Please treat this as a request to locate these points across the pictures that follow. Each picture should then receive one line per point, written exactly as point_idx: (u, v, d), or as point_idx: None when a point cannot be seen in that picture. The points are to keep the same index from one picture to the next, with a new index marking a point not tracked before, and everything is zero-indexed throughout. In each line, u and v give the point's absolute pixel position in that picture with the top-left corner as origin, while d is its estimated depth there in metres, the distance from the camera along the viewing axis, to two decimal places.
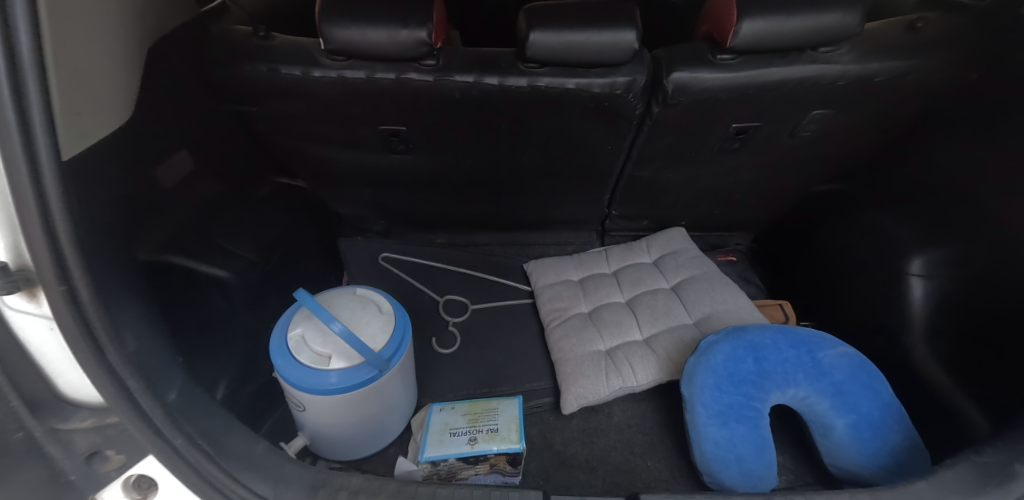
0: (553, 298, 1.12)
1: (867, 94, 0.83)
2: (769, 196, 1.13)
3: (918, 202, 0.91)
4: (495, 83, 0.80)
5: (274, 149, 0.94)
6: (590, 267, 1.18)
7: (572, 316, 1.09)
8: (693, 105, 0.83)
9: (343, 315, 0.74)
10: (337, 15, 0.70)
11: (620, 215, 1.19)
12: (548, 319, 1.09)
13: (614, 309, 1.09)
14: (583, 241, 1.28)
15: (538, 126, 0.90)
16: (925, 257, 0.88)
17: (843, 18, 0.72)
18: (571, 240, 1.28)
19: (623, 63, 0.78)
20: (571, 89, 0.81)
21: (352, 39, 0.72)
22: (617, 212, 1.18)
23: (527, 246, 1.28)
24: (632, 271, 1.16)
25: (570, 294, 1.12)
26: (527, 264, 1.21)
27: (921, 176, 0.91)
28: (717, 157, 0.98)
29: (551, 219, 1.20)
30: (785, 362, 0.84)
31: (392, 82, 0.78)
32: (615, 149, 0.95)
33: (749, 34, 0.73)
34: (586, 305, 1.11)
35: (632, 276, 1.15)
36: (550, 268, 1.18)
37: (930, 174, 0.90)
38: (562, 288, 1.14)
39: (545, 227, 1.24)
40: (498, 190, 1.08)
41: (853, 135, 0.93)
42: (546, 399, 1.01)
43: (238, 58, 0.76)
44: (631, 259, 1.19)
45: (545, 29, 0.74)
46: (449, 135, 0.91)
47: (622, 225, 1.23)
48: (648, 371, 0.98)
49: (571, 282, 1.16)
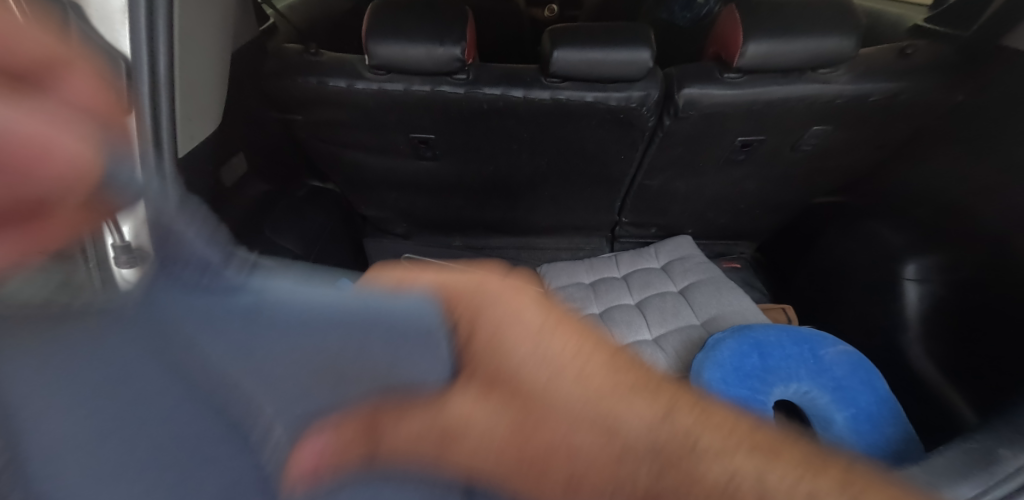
0: (567, 299, 1.18)
1: (865, 112, 0.89)
2: (772, 207, 1.19)
3: (913, 213, 0.98)
4: (520, 96, 0.87)
5: (311, 155, 1.02)
6: (601, 270, 1.25)
7: (585, 316, 1.15)
8: (702, 118, 0.90)
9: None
10: (380, 34, 0.78)
11: (630, 222, 1.26)
12: None
13: (626, 311, 1.15)
14: (594, 247, 1.35)
15: (558, 137, 0.97)
16: (920, 262, 0.93)
17: (841, 42, 0.80)
18: (583, 245, 1.35)
19: (637, 79, 0.85)
20: (589, 102, 0.88)
21: (394, 55, 0.80)
22: (627, 219, 1.24)
23: (539, 250, 1.35)
24: (641, 275, 1.22)
25: (582, 295, 1.19)
26: (540, 267, 1.28)
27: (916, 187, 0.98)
28: (723, 168, 1.05)
29: (564, 225, 1.27)
30: (788, 357, 0.90)
31: (426, 94, 0.86)
32: (628, 158, 1.02)
33: (754, 55, 0.82)
34: (598, 306, 1.17)
35: (641, 279, 1.21)
36: (563, 271, 1.24)
37: (925, 184, 0.96)
38: (575, 290, 1.20)
39: (558, 232, 1.31)
40: (515, 196, 1.16)
41: (852, 151, 1.00)
42: None
43: (288, 71, 0.83)
44: (640, 264, 1.25)
45: (568, 49, 0.82)
46: (474, 142, 0.98)
47: (632, 231, 1.30)
48: (658, 367, 1.03)
49: (583, 285, 1.22)
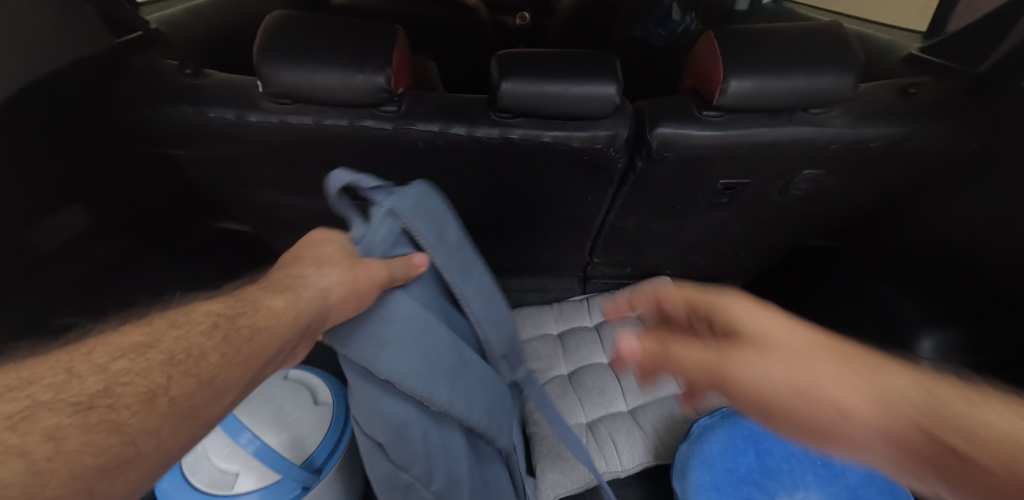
0: (531, 357, 0.98)
1: (862, 158, 0.79)
2: (756, 249, 1.05)
3: (908, 262, 0.91)
4: (463, 134, 0.74)
5: (217, 194, 0.88)
6: (571, 319, 1.05)
7: (551, 380, 0.95)
8: (680, 161, 0.78)
9: (247, 420, 0.64)
10: (278, 59, 0.65)
11: (604, 262, 1.10)
12: None
13: (596, 371, 0.95)
14: (563, 288, 1.17)
15: (510, 179, 0.83)
16: (938, 339, 0.81)
17: (836, 81, 0.69)
18: (551, 286, 1.17)
19: (603, 117, 0.74)
20: (547, 142, 0.75)
21: (300, 82, 0.66)
22: (599, 260, 1.09)
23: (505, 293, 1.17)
24: (615, 326, 1.02)
25: (549, 352, 0.99)
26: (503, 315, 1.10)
27: (907, 232, 0.90)
28: (703, 211, 0.92)
29: (527, 266, 1.12)
30: (790, 457, 0.74)
31: (345, 129, 0.72)
32: (596, 201, 0.89)
33: (737, 93, 0.70)
34: (567, 366, 0.97)
35: (615, 332, 1.01)
36: (527, 318, 1.06)
37: (924, 228, 0.88)
38: (540, 345, 1.01)
39: (522, 273, 1.14)
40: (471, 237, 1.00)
41: (844, 196, 0.89)
42: (574, 486, 0.77)
43: (160, 99, 0.71)
44: None
45: (518, 79, 0.69)
46: (418, 173, 0.82)
47: (605, 271, 1.13)
48: (635, 452, 0.83)
49: (550, 337, 1.03)
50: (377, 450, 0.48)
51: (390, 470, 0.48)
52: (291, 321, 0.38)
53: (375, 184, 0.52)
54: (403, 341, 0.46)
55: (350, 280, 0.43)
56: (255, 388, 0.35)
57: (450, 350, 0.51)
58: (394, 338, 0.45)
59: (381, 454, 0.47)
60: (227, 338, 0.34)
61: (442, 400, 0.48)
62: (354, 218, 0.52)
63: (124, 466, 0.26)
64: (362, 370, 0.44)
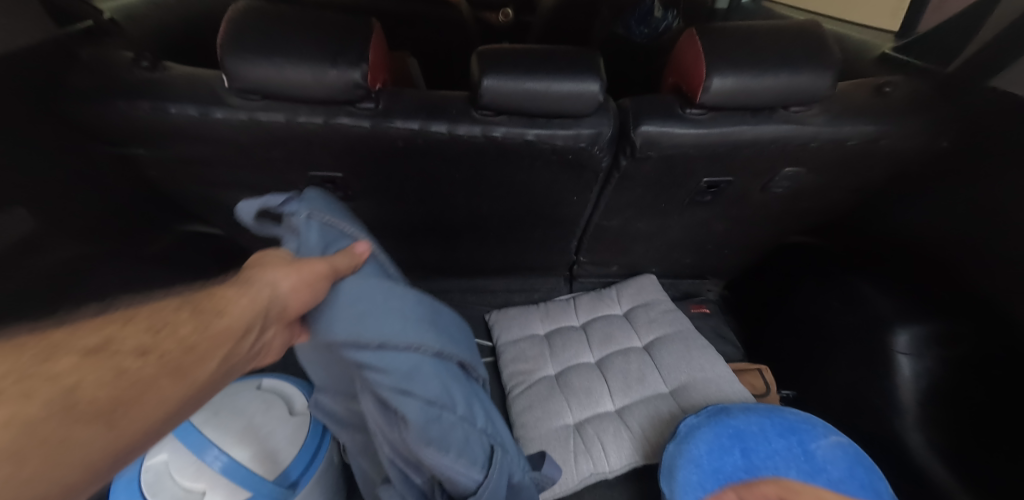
0: (517, 358, 0.97)
1: (841, 156, 0.79)
2: (739, 247, 1.06)
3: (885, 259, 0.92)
4: (444, 132, 0.71)
5: (185, 195, 0.84)
6: (557, 319, 1.05)
7: (538, 381, 0.93)
8: (664, 159, 0.77)
9: (213, 437, 0.63)
10: (244, 53, 0.62)
11: (589, 261, 1.08)
12: (514, 383, 0.94)
13: (582, 371, 0.94)
14: (550, 287, 1.16)
15: (495, 178, 0.82)
16: (911, 333, 0.85)
17: (815, 79, 0.69)
18: (537, 287, 1.16)
19: (587, 115, 0.72)
20: (530, 141, 0.74)
21: (269, 78, 0.63)
22: (585, 258, 1.08)
23: (490, 293, 1.15)
24: (601, 326, 1.02)
25: (536, 353, 0.98)
26: (489, 316, 1.08)
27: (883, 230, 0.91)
28: (687, 210, 0.92)
29: (512, 266, 1.10)
30: (774, 455, 0.73)
31: (319, 127, 0.69)
32: (581, 200, 0.88)
33: (720, 91, 0.69)
34: (553, 366, 0.96)
35: (601, 331, 1.00)
36: (514, 319, 1.05)
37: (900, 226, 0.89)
38: (526, 346, 0.99)
39: (507, 273, 1.13)
40: (455, 237, 0.98)
41: (825, 194, 0.89)
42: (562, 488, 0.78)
43: (115, 94, 0.67)
44: (600, 310, 1.06)
45: (498, 76, 0.67)
46: (399, 173, 0.79)
47: (590, 270, 1.12)
48: (622, 453, 0.82)
49: (536, 338, 1.01)
50: (404, 398, 0.43)
51: (424, 413, 0.44)
52: (253, 311, 0.41)
53: (278, 198, 0.55)
54: (381, 300, 0.47)
55: (297, 269, 0.45)
56: (228, 363, 0.38)
57: (427, 305, 0.51)
58: (368, 306, 0.46)
59: (409, 399, 0.43)
60: (201, 311, 0.39)
61: (433, 337, 0.48)
62: (287, 236, 0.54)
63: (141, 394, 0.32)
64: (351, 340, 0.43)
